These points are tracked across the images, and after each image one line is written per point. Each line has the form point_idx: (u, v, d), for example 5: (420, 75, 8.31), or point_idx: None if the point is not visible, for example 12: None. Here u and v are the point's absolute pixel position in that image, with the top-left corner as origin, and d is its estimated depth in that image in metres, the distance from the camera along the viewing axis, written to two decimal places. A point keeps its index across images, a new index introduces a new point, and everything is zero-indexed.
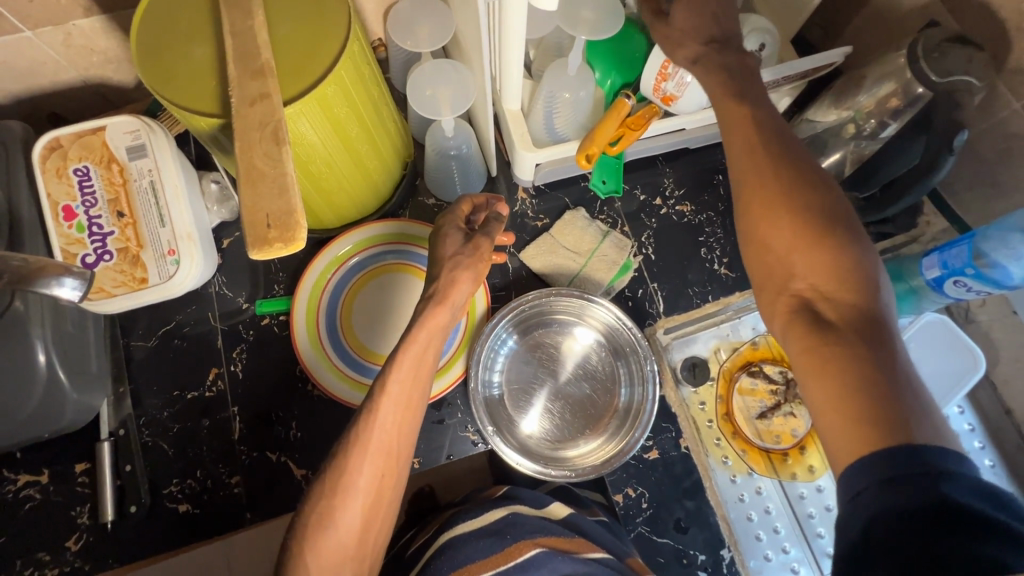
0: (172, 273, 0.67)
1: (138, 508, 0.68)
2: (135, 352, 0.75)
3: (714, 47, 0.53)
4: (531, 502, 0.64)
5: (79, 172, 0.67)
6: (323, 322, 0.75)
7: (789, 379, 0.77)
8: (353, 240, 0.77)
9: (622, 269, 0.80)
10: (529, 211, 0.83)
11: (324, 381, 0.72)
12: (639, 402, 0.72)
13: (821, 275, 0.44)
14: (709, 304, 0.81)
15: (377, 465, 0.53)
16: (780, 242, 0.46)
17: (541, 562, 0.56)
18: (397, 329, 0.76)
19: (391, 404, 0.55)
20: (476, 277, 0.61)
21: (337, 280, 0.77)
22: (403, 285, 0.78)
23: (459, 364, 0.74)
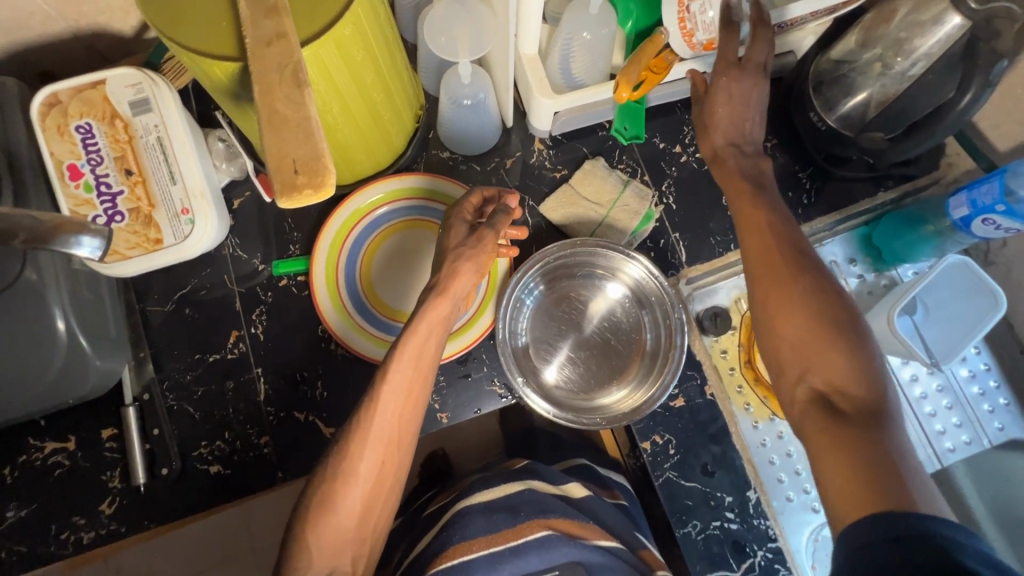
0: (188, 232, 0.65)
1: (170, 470, 0.68)
2: (152, 318, 0.73)
3: (732, 150, 0.65)
4: (552, 481, 0.67)
5: (81, 129, 0.64)
6: (343, 282, 0.73)
7: None
8: (378, 193, 0.76)
9: (645, 219, 0.77)
10: (547, 163, 0.81)
11: (348, 339, 0.71)
12: (667, 344, 0.72)
13: (834, 371, 0.51)
14: (732, 253, 0.80)
15: (378, 452, 0.55)
16: (793, 334, 0.54)
17: (555, 542, 0.59)
18: (417, 285, 0.75)
19: (392, 393, 0.56)
20: (480, 269, 0.63)
21: (360, 233, 0.75)
22: (425, 241, 0.77)
23: (487, 314, 0.73)
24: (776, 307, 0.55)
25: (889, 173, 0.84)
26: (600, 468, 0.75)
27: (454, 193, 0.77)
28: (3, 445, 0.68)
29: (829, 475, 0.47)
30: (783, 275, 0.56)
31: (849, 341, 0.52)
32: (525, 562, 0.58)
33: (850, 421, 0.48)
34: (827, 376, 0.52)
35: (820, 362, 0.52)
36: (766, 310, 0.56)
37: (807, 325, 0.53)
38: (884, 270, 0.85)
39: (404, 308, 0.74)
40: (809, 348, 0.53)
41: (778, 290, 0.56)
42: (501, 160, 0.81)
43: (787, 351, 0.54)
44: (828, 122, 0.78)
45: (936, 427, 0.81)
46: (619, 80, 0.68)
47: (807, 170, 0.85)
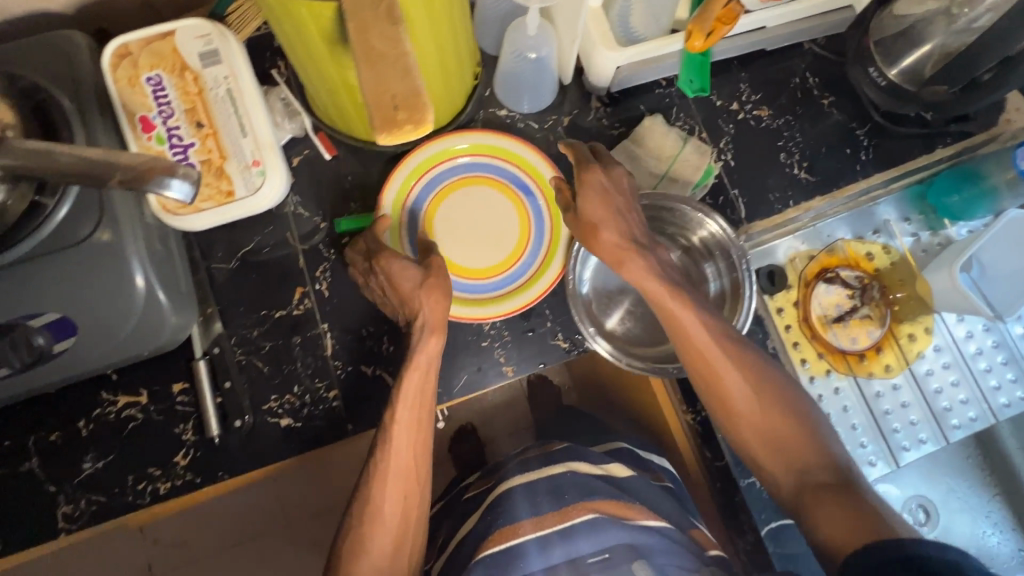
0: (259, 185, 0.65)
1: (243, 423, 0.69)
2: (217, 275, 0.74)
3: (630, 245, 0.66)
4: (593, 462, 0.70)
5: (151, 81, 0.64)
6: (407, 240, 0.75)
7: (864, 283, 0.82)
8: (454, 145, 0.75)
9: (706, 175, 0.77)
10: (604, 121, 0.80)
11: None
12: (731, 289, 0.71)
13: (795, 445, 0.61)
14: (789, 210, 0.80)
15: (399, 489, 0.62)
16: (750, 411, 0.63)
17: (607, 524, 0.62)
18: (479, 242, 0.75)
19: (403, 432, 0.63)
20: (446, 293, 0.67)
21: (430, 181, 0.75)
22: (491, 198, 0.76)
23: (555, 264, 0.74)
24: (732, 395, 0.63)
25: (948, 129, 0.83)
26: (641, 451, 0.77)
27: (527, 154, 0.76)
28: (77, 399, 0.69)
29: (831, 531, 0.55)
30: (732, 375, 0.63)
31: (795, 408, 0.62)
32: (575, 546, 0.61)
33: (833, 486, 0.58)
34: (797, 454, 0.61)
35: (782, 429, 0.62)
36: (716, 396, 0.64)
37: (765, 410, 0.62)
38: (938, 229, 0.85)
39: (467, 264, 0.75)
40: (774, 429, 0.62)
41: (721, 373, 0.63)
42: (558, 117, 0.80)
43: (753, 433, 0.63)
44: (888, 77, 0.78)
45: (991, 382, 0.82)
46: (691, 27, 0.67)
47: (865, 127, 0.83)
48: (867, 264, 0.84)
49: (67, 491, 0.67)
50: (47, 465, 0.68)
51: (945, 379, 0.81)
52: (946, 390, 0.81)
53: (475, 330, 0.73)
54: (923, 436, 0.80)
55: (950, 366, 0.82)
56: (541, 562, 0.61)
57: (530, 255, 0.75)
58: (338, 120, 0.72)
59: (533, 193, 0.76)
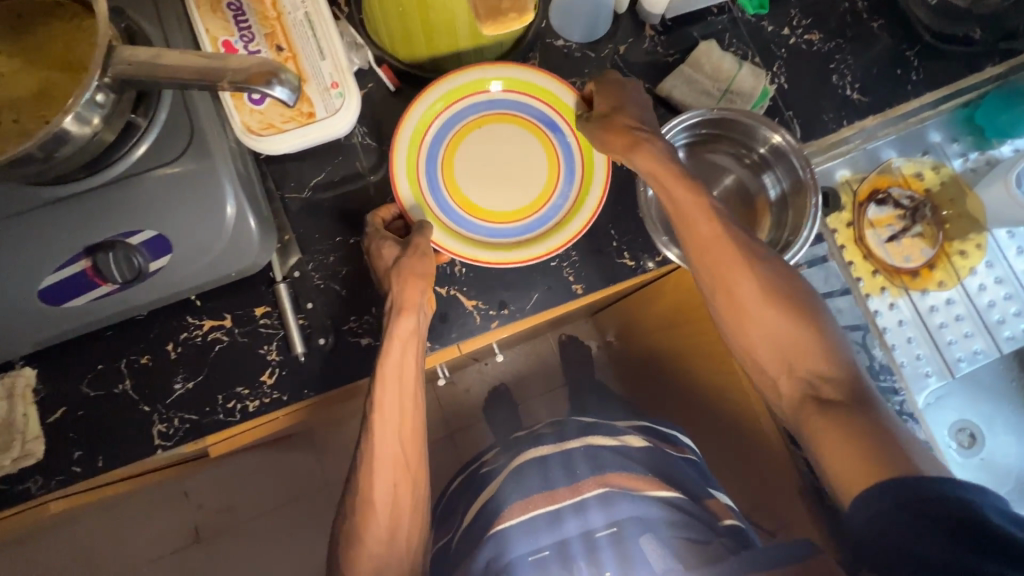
0: (338, 106, 0.67)
1: (326, 342, 0.71)
2: (291, 205, 0.76)
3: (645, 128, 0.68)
4: (611, 434, 0.77)
5: (232, 6, 0.66)
6: (424, 179, 0.73)
7: (916, 203, 0.85)
8: (495, 75, 0.74)
9: (761, 97, 0.79)
10: (659, 49, 0.82)
11: (436, 237, 0.71)
12: (791, 189, 0.74)
13: (804, 360, 0.61)
14: (844, 129, 0.81)
15: (387, 476, 0.63)
16: (761, 320, 0.63)
17: (593, 504, 0.67)
18: (501, 184, 0.75)
19: (386, 421, 0.64)
20: (426, 276, 0.68)
21: (460, 109, 0.74)
22: (523, 142, 0.75)
23: (590, 200, 0.73)
24: (741, 301, 0.64)
25: (995, 48, 0.80)
26: (663, 428, 0.81)
27: (570, 102, 0.74)
28: (163, 325, 0.71)
29: (840, 467, 0.55)
30: (735, 267, 0.63)
31: (808, 321, 0.62)
32: (563, 529, 0.66)
33: (843, 408, 0.57)
34: (811, 366, 0.61)
35: (795, 349, 0.61)
36: (727, 306, 0.64)
37: (777, 316, 0.62)
38: (987, 149, 0.88)
39: (489, 206, 0.74)
40: (786, 341, 0.62)
41: (730, 280, 0.64)
42: (614, 47, 0.81)
43: (762, 342, 0.63)
44: None
45: None
46: None
47: (914, 49, 0.81)
48: (917, 183, 0.86)
49: (161, 411, 0.70)
50: (139, 387, 0.70)
51: (997, 294, 0.84)
52: (998, 303, 0.84)
53: None
54: (977, 348, 0.84)
55: (1003, 280, 0.84)
56: (529, 544, 0.65)
57: (550, 212, 0.74)
58: (399, 36, 0.73)
59: (565, 140, 0.75)
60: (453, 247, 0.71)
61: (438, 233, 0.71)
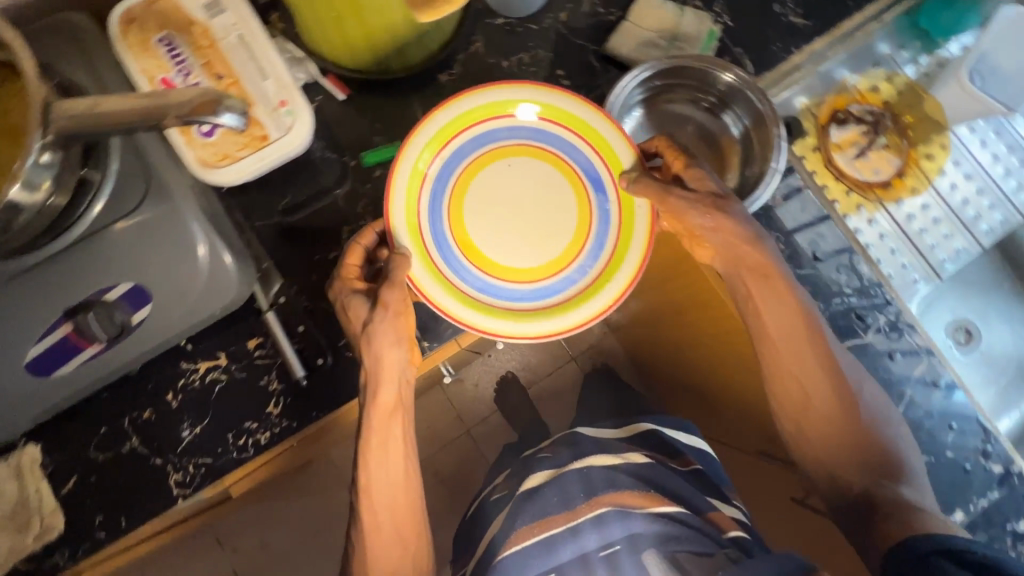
0: (289, 124, 0.66)
1: (325, 361, 0.71)
2: (264, 232, 0.75)
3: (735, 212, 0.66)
4: (613, 453, 0.80)
5: (162, 42, 0.65)
6: (424, 198, 0.67)
7: (876, 116, 0.86)
8: (551, 102, 0.67)
9: (709, 39, 0.79)
10: (599, 9, 0.81)
11: (416, 277, 0.65)
12: (752, 124, 0.75)
13: (861, 457, 0.64)
14: (794, 56, 0.81)
15: (389, 552, 0.65)
16: (820, 413, 0.65)
17: (587, 527, 0.71)
18: (512, 234, 0.69)
19: (381, 500, 0.65)
20: (398, 341, 0.64)
21: (494, 128, 0.68)
22: (558, 190, 0.69)
23: (610, 289, 0.67)
24: (808, 395, 0.65)
25: None
26: (667, 431, 0.84)
27: (625, 163, 0.67)
28: (160, 374, 0.71)
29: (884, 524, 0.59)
30: (807, 368, 0.65)
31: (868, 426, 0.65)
32: (557, 557, 0.70)
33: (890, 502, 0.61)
34: (868, 465, 0.64)
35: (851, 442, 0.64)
36: (791, 401, 0.66)
37: (839, 413, 0.65)
38: (936, 50, 0.88)
39: (493, 257, 0.69)
40: (845, 437, 0.65)
41: (798, 377, 0.65)
42: (553, 15, 0.81)
43: (825, 432, 0.65)
44: None
45: (1012, 183, 0.86)
46: None
47: None
48: (873, 97, 0.86)
49: (174, 460, 0.69)
50: (147, 441, 0.70)
51: (968, 190, 0.86)
52: (971, 199, 0.86)
53: None
54: (958, 247, 0.86)
55: (972, 176, 0.86)
56: None
57: (556, 285, 0.68)
58: (338, 43, 0.70)
59: (604, 203, 0.68)
60: (430, 290, 0.65)
61: (422, 273, 0.65)
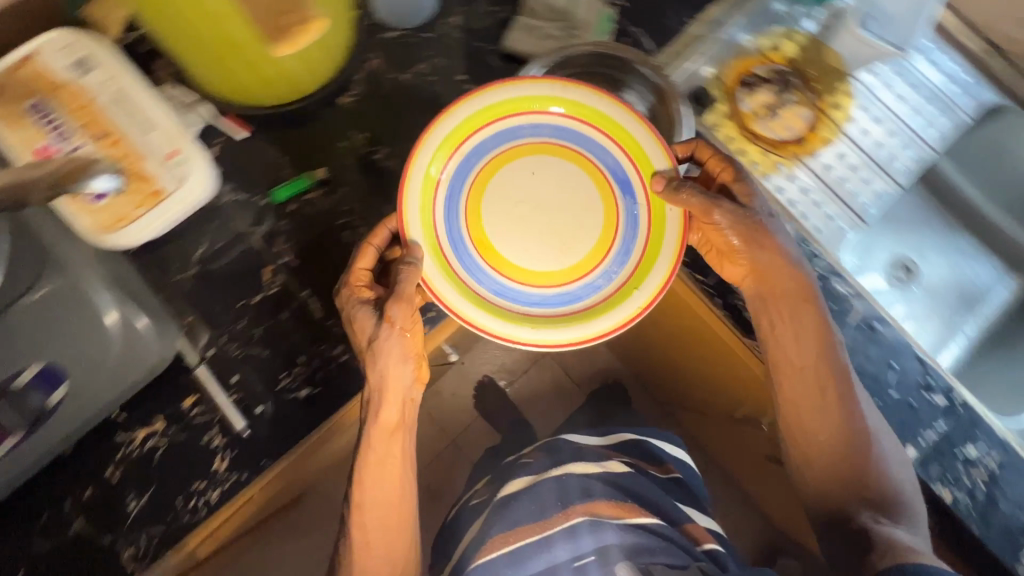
0: (184, 174, 0.64)
1: (265, 409, 0.69)
2: (183, 286, 0.72)
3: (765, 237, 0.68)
4: (593, 461, 0.84)
5: (35, 108, 0.62)
6: (440, 199, 0.66)
7: (782, 73, 0.86)
8: (578, 99, 0.65)
9: (604, 22, 0.79)
10: (493, 8, 0.80)
11: (433, 281, 0.63)
12: (654, 98, 0.76)
13: (861, 488, 0.68)
14: (692, 26, 0.84)
15: (377, 569, 0.66)
16: (822, 439, 0.70)
17: (559, 539, 0.76)
18: (535, 237, 0.67)
19: (373, 519, 0.66)
20: (405, 355, 0.64)
21: (517, 125, 0.66)
22: (583, 191, 0.67)
23: (640, 298, 0.63)
24: (810, 423, 0.70)
25: None
26: (657, 444, 0.88)
27: (657, 165, 0.64)
28: (96, 451, 0.68)
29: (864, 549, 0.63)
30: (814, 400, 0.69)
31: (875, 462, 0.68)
32: (528, 566, 0.75)
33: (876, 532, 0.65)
34: (868, 495, 0.68)
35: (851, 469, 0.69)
36: (798, 424, 0.71)
37: (843, 444, 0.69)
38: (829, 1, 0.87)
39: (516, 262, 0.67)
40: (845, 463, 0.69)
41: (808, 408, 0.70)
42: (448, 21, 0.80)
43: (829, 454, 0.70)
44: None
45: (919, 122, 0.89)
46: None
47: None
48: (777, 56, 0.87)
49: (125, 535, 0.67)
50: (93, 522, 0.67)
51: (881, 133, 0.87)
52: (885, 141, 0.88)
53: None
54: (878, 190, 0.88)
55: (883, 119, 0.87)
56: None
57: (578, 290, 0.67)
58: (231, 90, 0.69)
59: (631, 207, 0.66)
60: (444, 294, 0.63)
61: (440, 275, 0.64)
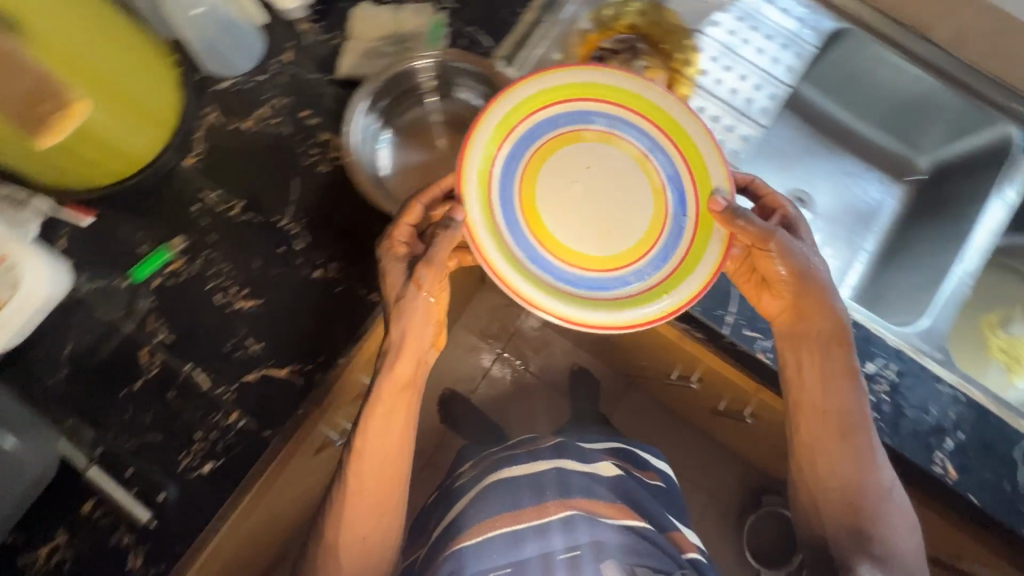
0: (23, 276, 0.64)
1: (167, 495, 0.67)
2: (56, 389, 0.69)
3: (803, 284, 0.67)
4: (583, 461, 0.83)
5: None
6: (500, 162, 0.61)
7: (629, 41, 0.83)
8: (656, 102, 0.62)
9: (434, 30, 0.78)
10: (322, 37, 0.79)
11: (477, 232, 0.59)
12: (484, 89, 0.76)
13: (859, 531, 0.68)
14: (524, 14, 0.82)
15: (362, 514, 0.67)
16: (828, 476, 0.70)
17: (556, 528, 0.75)
18: (587, 227, 0.63)
19: (367, 469, 0.67)
20: (428, 322, 0.64)
21: (593, 110, 0.63)
22: (639, 185, 0.63)
23: (687, 287, 0.60)
24: (816, 459, 0.71)
25: None
26: (640, 452, 0.90)
27: (718, 183, 0.61)
28: None
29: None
30: (829, 444, 0.69)
31: (877, 514, 0.68)
32: (521, 551, 0.74)
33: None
34: (870, 543, 0.67)
35: (846, 510, 0.69)
36: (811, 456, 0.71)
37: (850, 486, 0.69)
38: None
39: (565, 244, 0.62)
40: (848, 507, 0.69)
41: (825, 446, 0.70)
42: (279, 59, 0.78)
43: (833, 493, 0.70)
44: None
45: (769, 59, 0.92)
46: None
47: None
48: (619, 25, 0.84)
49: None
50: None
51: (734, 79, 0.91)
52: (739, 87, 0.91)
53: (322, 283, 0.73)
54: (745, 134, 0.91)
55: (732, 65, 0.91)
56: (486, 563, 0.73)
57: (609, 282, 0.62)
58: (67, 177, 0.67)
59: (681, 217, 0.62)
60: (487, 247, 0.59)
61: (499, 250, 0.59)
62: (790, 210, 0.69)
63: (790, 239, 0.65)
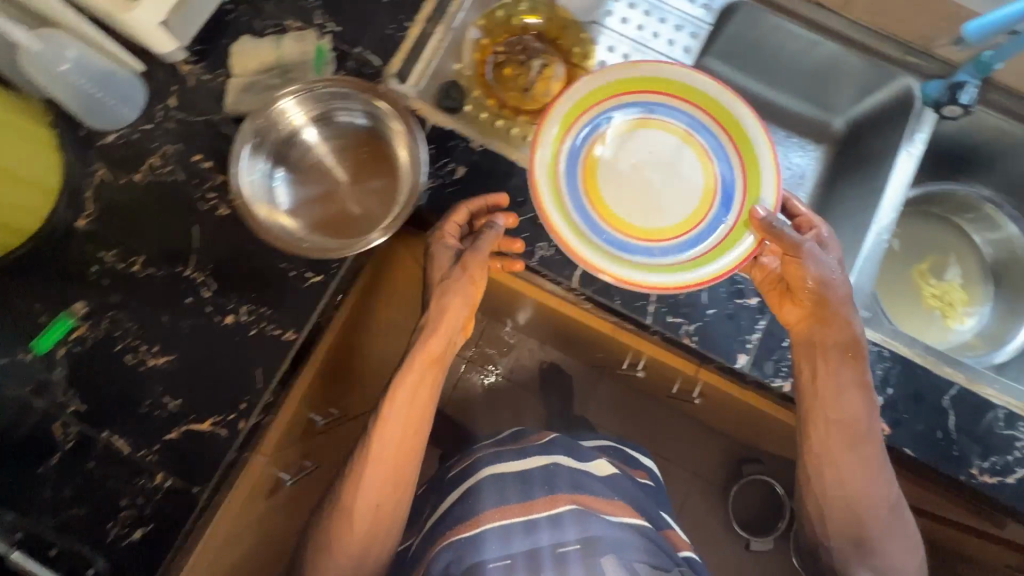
0: None
1: (98, 568, 0.66)
2: None
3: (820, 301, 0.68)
4: (584, 458, 0.78)
5: None
6: (566, 147, 0.70)
7: (523, 40, 0.84)
8: (722, 101, 0.69)
9: (319, 57, 0.77)
10: (205, 76, 0.76)
11: (546, 205, 0.67)
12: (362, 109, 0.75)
13: (864, 541, 0.71)
14: (408, 28, 0.79)
15: (377, 481, 0.68)
16: (830, 485, 0.71)
17: (569, 518, 0.68)
18: (655, 203, 0.71)
19: (386, 442, 0.68)
20: (468, 300, 0.70)
21: (661, 103, 0.71)
22: (695, 174, 0.71)
23: (724, 260, 0.67)
24: (817, 471, 0.71)
25: None
26: (628, 452, 0.88)
27: (766, 176, 0.68)
28: None
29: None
30: (833, 459, 0.70)
31: (881, 525, 0.70)
32: (535, 538, 0.68)
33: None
34: (873, 550, 0.70)
35: (851, 520, 0.71)
36: (820, 465, 0.71)
37: (854, 497, 0.70)
38: None
39: (629, 221, 0.70)
40: (853, 517, 0.71)
41: (832, 458, 0.70)
42: (164, 104, 0.76)
43: (835, 504, 0.71)
44: None
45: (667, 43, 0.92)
46: None
47: None
48: (513, 25, 0.85)
49: None
50: None
51: None
52: None
53: (235, 329, 0.71)
54: None
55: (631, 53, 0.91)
56: (498, 549, 0.67)
57: (661, 252, 0.69)
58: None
59: (725, 211, 0.69)
60: (553, 218, 0.67)
61: (565, 221, 0.67)
62: (823, 230, 0.72)
63: (819, 255, 0.67)
